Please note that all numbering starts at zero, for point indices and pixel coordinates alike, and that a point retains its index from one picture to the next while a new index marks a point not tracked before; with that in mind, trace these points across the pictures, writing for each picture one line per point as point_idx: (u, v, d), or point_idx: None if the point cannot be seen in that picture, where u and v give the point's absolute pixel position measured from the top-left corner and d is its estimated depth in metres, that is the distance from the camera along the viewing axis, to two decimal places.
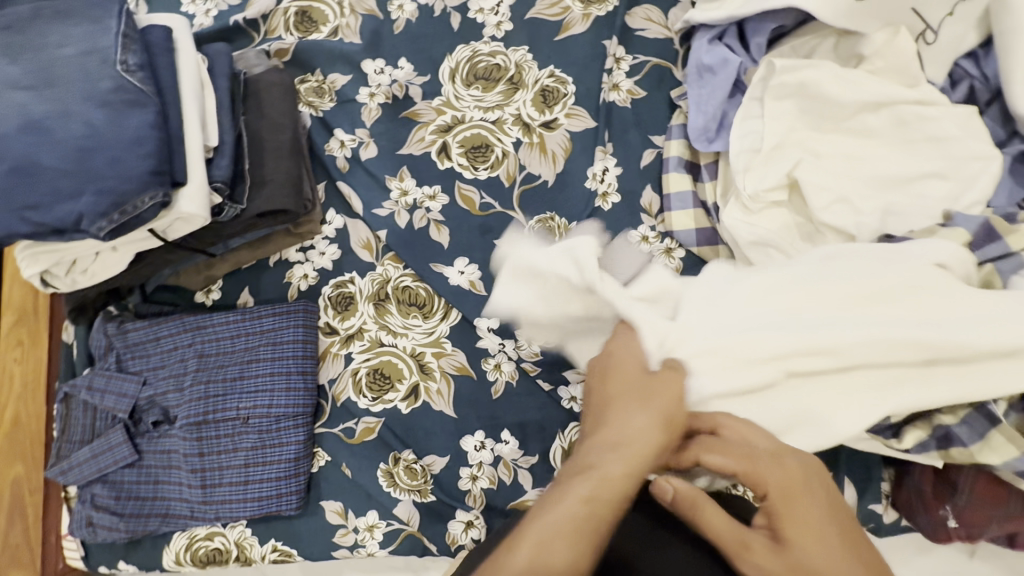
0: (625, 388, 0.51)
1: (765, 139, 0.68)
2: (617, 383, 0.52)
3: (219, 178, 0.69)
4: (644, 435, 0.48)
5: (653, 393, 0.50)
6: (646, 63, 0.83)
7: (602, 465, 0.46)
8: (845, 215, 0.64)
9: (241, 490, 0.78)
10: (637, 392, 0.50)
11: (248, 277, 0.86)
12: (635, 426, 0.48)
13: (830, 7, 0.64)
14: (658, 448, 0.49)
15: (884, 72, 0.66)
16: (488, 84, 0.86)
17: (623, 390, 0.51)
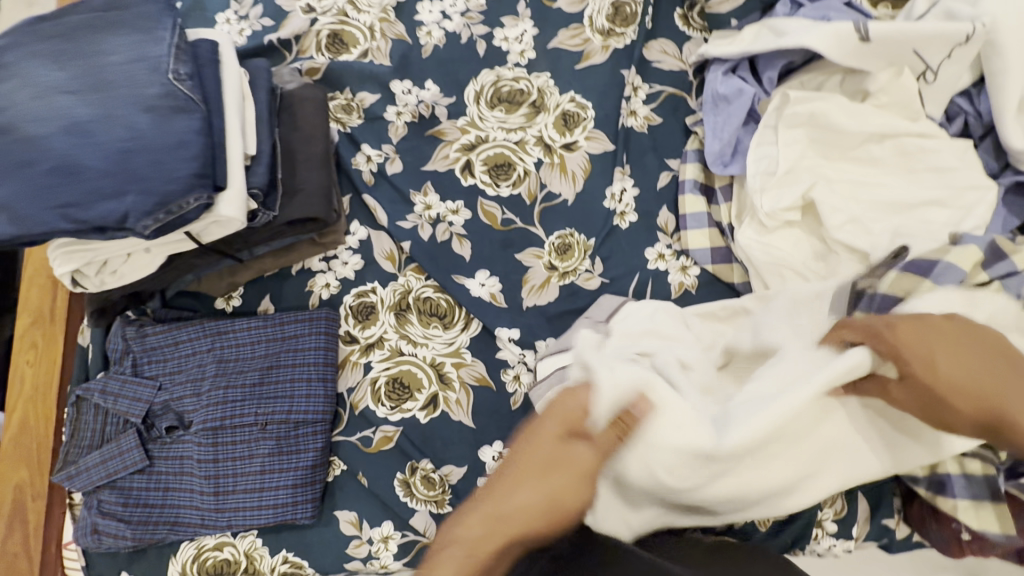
0: (538, 459, 0.48)
1: (778, 164, 0.72)
2: (534, 445, 0.49)
3: (256, 185, 0.72)
4: (530, 508, 0.45)
5: (557, 466, 0.48)
6: (662, 92, 0.88)
7: (479, 538, 0.45)
8: (855, 235, 0.68)
9: (257, 497, 0.77)
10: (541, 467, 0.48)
11: (271, 284, 0.87)
12: (523, 498, 0.46)
13: (840, 45, 0.69)
14: (540, 522, 0.46)
15: (890, 104, 0.71)
16: (511, 107, 0.90)
17: (525, 460, 0.48)
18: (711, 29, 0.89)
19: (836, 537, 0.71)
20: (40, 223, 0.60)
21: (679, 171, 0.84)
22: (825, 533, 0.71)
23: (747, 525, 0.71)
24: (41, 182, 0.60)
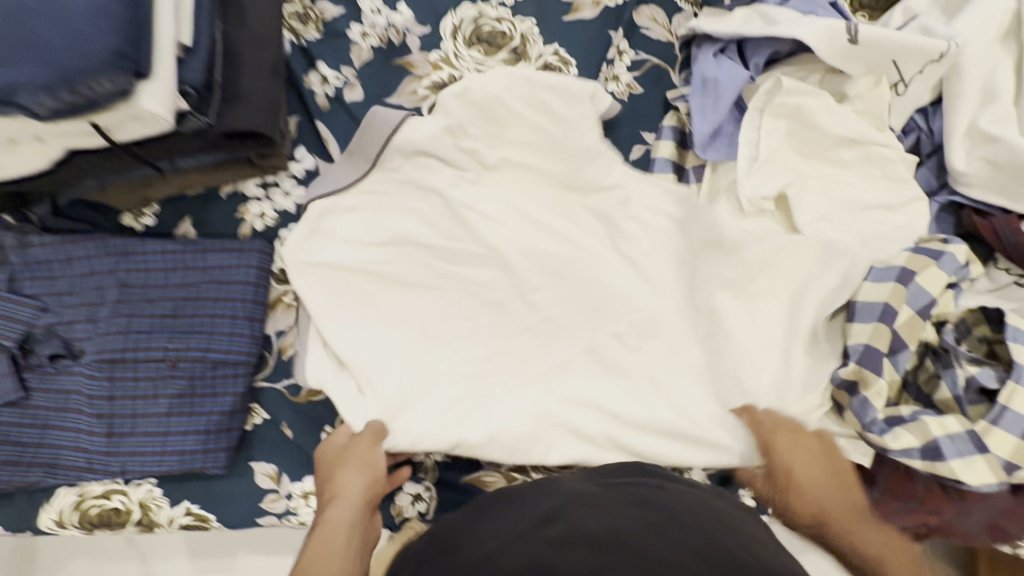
0: (354, 481, 0.65)
1: (759, 149, 0.74)
2: (337, 524, 0.62)
3: (190, 83, 0.62)
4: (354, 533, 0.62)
5: (368, 471, 0.65)
6: (647, 61, 0.84)
7: (343, 535, 0.61)
8: (825, 229, 0.71)
9: (158, 443, 0.68)
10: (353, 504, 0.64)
11: (193, 207, 0.77)
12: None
13: (829, 42, 0.69)
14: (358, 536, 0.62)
15: (864, 112, 0.73)
16: (489, 49, 0.83)
17: (332, 485, 0.65)
18: (704, 4, 0.85)
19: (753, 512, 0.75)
20: None
21: (653, 146, 0.82)
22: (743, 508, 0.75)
23: None
24: None
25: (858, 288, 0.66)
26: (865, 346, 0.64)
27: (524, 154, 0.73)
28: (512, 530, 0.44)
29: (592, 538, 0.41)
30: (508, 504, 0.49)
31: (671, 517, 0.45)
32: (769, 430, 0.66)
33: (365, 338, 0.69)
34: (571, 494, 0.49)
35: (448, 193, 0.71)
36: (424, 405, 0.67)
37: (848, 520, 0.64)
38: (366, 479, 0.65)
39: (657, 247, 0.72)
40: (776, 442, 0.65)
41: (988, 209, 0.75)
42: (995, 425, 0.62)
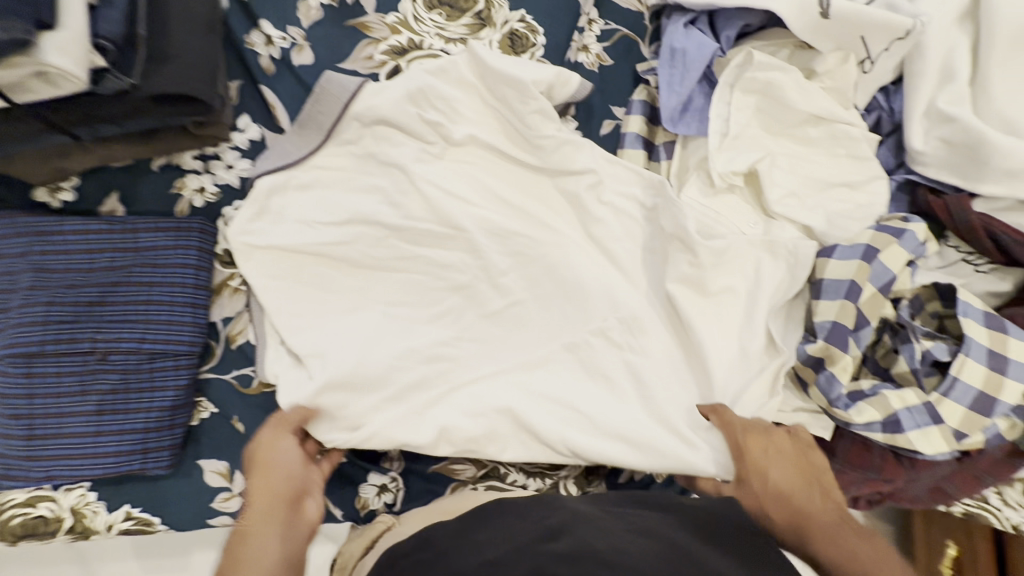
0: (259, 483, 0.57)
1: (729, 125, 0.73)
2: (259, 530, 0.54)
3: (104, 35, 0.53)
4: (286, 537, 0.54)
5: (274, 470, 0.58)
6: (617, 31, 0.81)
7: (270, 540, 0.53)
8: (793, 207, 0.72)
9: (88, 445, 0.61)
10: (269, 503, 0.56)
11: (120, 181, 0.69)
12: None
13: (800, 16, 0.68)
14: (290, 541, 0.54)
15: (831, 89, 0.73)
16: (451, 13, 0.77)
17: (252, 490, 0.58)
18: None
19: None
20: None
21: (623, 122, 0.79)
22: None
23: (645, 477, 0.75)
24: None
25: (825, 266, 0.67)
26: (832, 324, 0.66)
27: (491, 127, 0.69)
28: (511, 546, 0.42)
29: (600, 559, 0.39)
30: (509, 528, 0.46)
31: (676, 544, 0.43)
32: (738, 432, 0.61)
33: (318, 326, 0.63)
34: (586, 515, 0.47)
35: (409, 168, 0.66)
36: (383, 398, 0.63)
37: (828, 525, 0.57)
38: (276, 474, 0.58)
39: (629, 233, 0.69)
40: (744, 448, 0.61)
41: (943, 187, 0.77)
42: (946, 397, 0.65)
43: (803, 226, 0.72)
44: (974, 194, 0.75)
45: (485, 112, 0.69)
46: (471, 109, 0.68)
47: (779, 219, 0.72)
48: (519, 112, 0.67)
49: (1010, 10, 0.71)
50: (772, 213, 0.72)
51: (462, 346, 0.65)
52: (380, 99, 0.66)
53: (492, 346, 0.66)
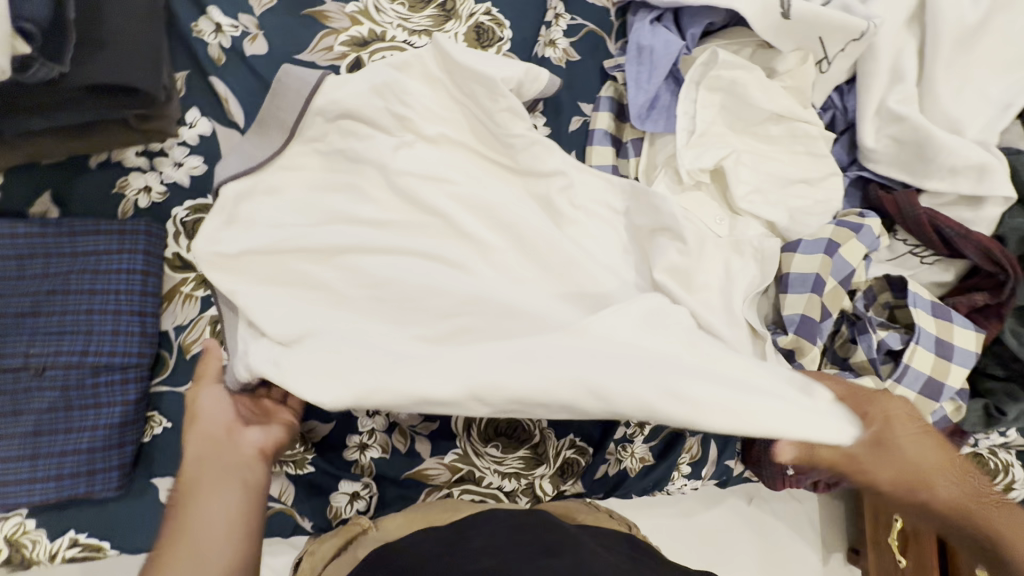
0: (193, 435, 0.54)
1: (695, 122, 0.74)
2: (201, 458, 0.52)
3: (30, 19, 0.48)
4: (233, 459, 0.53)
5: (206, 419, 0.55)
6: (583, 27, 0.80)
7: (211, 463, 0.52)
8: (758, 203, 0.73)
9: (26, 468, 0.56)
10: (209, 448, 0.53)
11: (55, 179, 0.63)
12: (236, 505, 0.49)
13: (762, 16, 0.70)
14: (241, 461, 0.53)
15: (790, 88, 0.75)
16: (415, 4, 0.75)
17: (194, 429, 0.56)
18: None
19: (688, 477, 0.78)
20: None
21: (591, 118, 0.79)
22: (681, 475, 0.78)
23: (619, 473, 0.75)
24: None
25: (791, 259, 0.69)
26: (801, 317, 0.68)
27: (461, 123, 0.67)
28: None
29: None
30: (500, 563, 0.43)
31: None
32: (862, 401, 0.53)
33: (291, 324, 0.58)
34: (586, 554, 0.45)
35: (376, 165, 0.64)
36: (384, 362, 0.54)
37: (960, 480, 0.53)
38: (211, 422, 0.55)
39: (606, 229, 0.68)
40: (886, 419, 0.53)
41: (892, 183, 0.81)
42: (899, 383, 0.68)
43: (766, 222, 0.74)
44: (920, 190, 0.78)
45: (454, 108, 0.67)
46: (439, 104, 0.66)
47: (745, 216, 0.74)
48: (491, 110, 0.65)
49: (951, 15, 0.75)
50: (737, 209, 0.74)
51: (447, 334, 0.59)
52: (342, 92, 0.63)
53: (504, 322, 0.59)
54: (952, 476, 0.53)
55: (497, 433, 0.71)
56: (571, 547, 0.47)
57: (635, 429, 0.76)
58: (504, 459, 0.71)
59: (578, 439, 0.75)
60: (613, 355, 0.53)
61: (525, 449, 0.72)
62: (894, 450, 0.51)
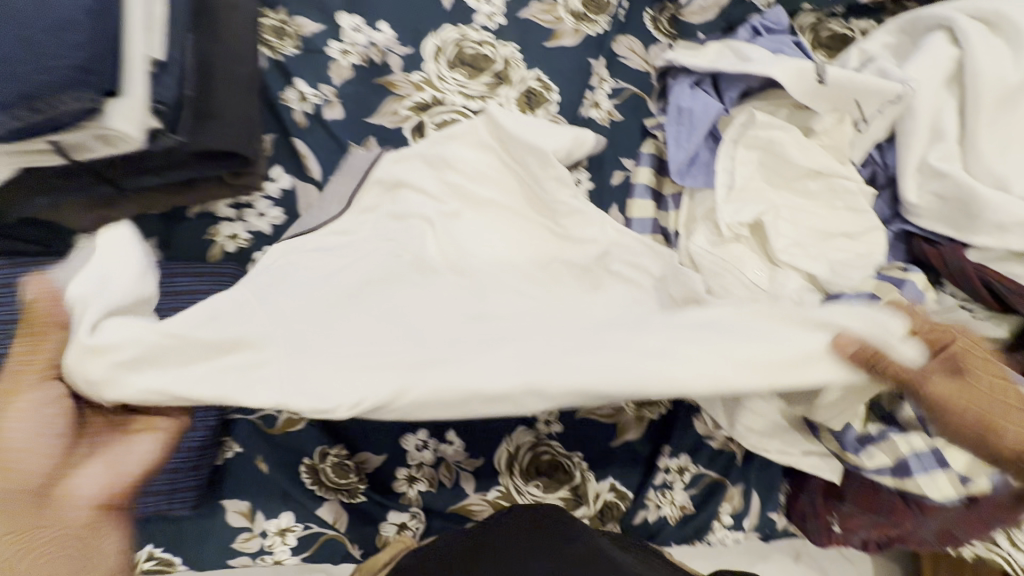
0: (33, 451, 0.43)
1: (734, 179, 0.77)
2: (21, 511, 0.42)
3: (163, 100, 0.57)
4: (64, 511, 0.43)
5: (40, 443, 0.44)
6: (626, 89, 0.87)
7: (36, 523, 0.42)
8: (797, 255, 0.75)
9: None
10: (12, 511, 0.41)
11: (158, 227, 0.72)
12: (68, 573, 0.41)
13: (797, 82, 0.74)
14: (73, 520, 0.43)
15: (828, 146, 0.78)
16: (473, 72, 0.83)
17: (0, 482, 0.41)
18: (677, 37, 0.89)
19: (730, 528, 0.78)
20: None
21: (633, 173, 0.84)
22: (721, 525, 0.77)
23: (658, 519, 0.76)
24: None
25: None
26: None
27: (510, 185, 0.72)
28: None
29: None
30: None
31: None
32: (940, 338, 0.47)
33: (310, 328, 0.54)
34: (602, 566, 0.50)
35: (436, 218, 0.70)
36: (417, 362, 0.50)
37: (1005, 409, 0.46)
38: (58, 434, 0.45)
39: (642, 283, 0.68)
40: (984, 361, 0.47)
41: (937, 238, 0.81)
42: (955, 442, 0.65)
43: (806, 274, 0.76)
44: (967, 244, 0.78)
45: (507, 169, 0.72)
46: (494, 166, 0.73)
47: (784, 267, 0.76)
48: (537, 173, 0.70)
49: (994, 75, 0.76)
50: (777, 261, 0.76)
51: (486, 335, 0.55)
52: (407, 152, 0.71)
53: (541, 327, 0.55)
54: (993, 410, 0.46)
55: (539, 472, 0.74)
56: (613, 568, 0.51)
57: (674, 475, 0.77)
58: (544, 498, 0.74)
59: (618, 483, 0.76)
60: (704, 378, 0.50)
61: (566, 489, 0.74)
62: (961, 372, 0.46)
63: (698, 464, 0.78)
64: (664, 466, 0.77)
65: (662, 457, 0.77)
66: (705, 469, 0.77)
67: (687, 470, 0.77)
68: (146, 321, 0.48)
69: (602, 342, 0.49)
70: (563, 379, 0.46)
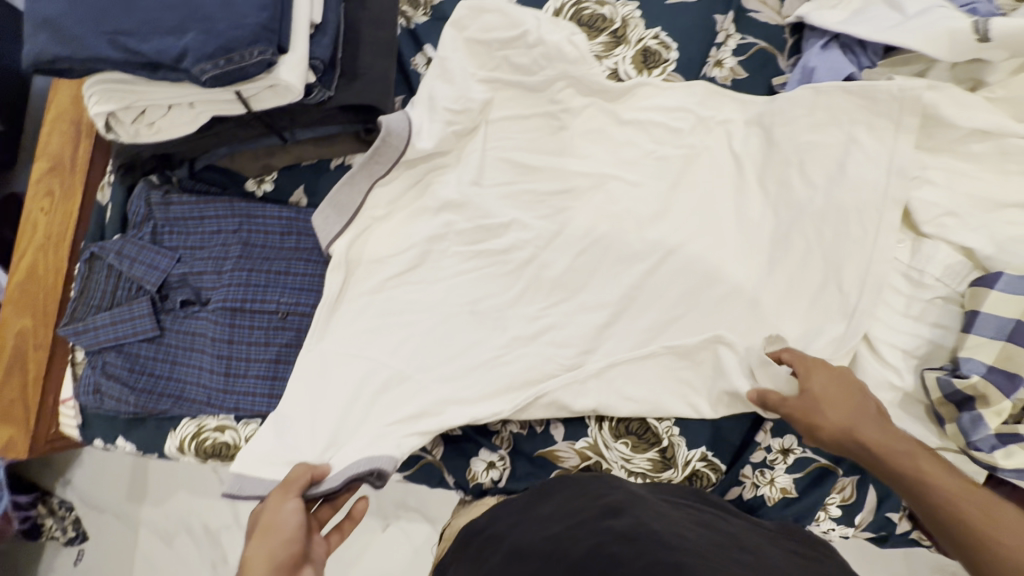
0: (264, 548, 0.55)
1: (860, 144, 0.69)
2: None
3: (319, 57, 0.66)
4: None
5: (275, 534, 0.56)
6: (753, 45, 0.81)
7: None
8: (948, 229, 0.66)
9: (267, 385, 0.76)
10: None
11: (307, 174, 0.82)
12: None
13: (952, 31, 0.65)
14: None
15: (1001, 100, 0.67)
16: (589, 33, 0.83)
17: None
18: None
19: (837, 521, 0.72)
20: (87, 47, 0.56)
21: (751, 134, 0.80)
22: (827, 516, 0.72)
23: (755, 498, 0.72)
24: (94, 3, 0.56)
25: (984, 296, 0.61)
26: (988, 367, 0.60)
27: (595, 310, 0.73)
28: (589, 531, 0.50)
29: (658, 538, 0.48)
30: (573, 519, 0.54)
31: (733, 541, 0.50)
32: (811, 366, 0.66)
33: (421, 317, 0.74)
34: (651, 512, 0.54)
35: (532, 273, 0.75)
36: (478, 315, 0.74)
37: (863, 419, 0.62)
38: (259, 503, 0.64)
39: (818, 332, 0.69)
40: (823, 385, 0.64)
41: None
42: None
43: (960, 247, 0.67)
44: None
45: (605, 260, 0.74)
46: (601, 151, 0.77)
47: (932, 239, 0.67)
48: (671, 358, 0.72)
49: None
50: (921, 232, 0.68)
51: (536, 331, 0.73)
52: (515, 125, 0.78)
53: (566, 329, 0.73)
54: (831, 413, 0.63)
55: (627, 430, 0.74)
56: (647, 519, 0.52)
57: (775, 454, 0.72)
58: (632, 457, 0.73)
59: (712, 455, 0.73)
60: (694, 312, 0.72)
61: (654, 452, 0.73)
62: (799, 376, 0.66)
63: (805, 448, 0.72)
64: (765, 444, 0.72)
65: (762, 433, 0.73)
66: (813, 454, 0.72)
67: (792, 452, 0.72)
68: (392, 259, 0.76)
69: (576, 314, 0.74)
70: (571, 356, 0.73)
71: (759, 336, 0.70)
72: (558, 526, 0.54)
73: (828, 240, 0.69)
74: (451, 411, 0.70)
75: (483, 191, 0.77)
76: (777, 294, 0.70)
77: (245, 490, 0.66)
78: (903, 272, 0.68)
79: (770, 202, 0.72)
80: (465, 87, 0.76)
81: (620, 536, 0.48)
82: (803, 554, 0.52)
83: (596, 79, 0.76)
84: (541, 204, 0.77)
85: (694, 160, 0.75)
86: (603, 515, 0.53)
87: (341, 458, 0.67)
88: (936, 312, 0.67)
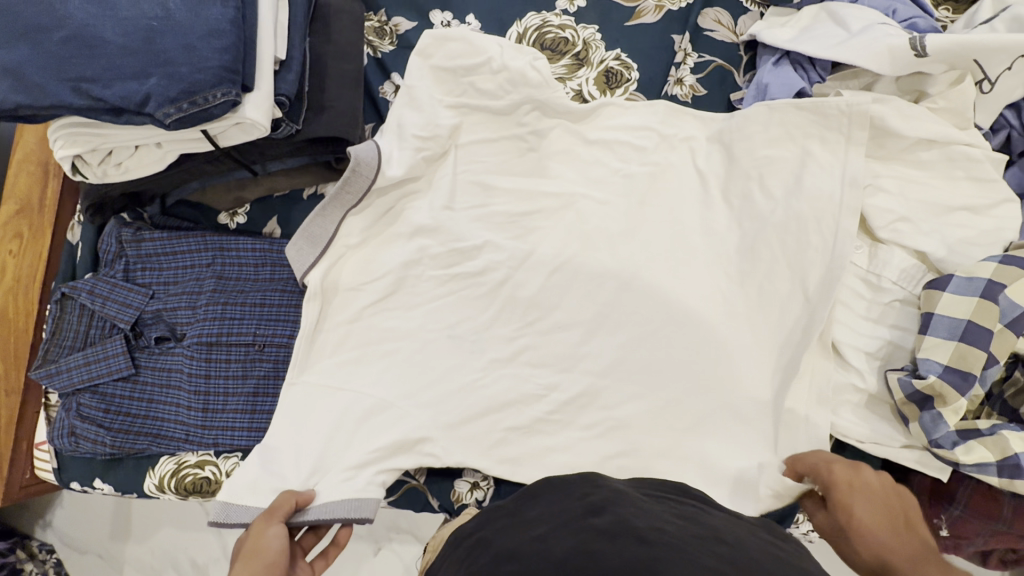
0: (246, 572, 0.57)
1: (814, 156, 0.71)
2: None
3: (284, 93, 0.67)
4: None
5: (258, 558, 0.58)
6: (710, 63, 0.84)
7: None
8: (902, 234, 0.69)
9: (246, 418, 0.76)
10: None
11: (279, 207, 0.82)
12: None
13: (893, 46, 0.68)
14: None
15: (943, 109, 0.70)
16: (553, 56, 0.85)
17: None
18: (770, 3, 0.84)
19: None
20: (48, 95, 0.56)
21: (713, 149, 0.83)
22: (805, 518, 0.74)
23: None
24: (54, 52, 0.56)
25: (937, 298, 0.64)
26: (943, 366, 0.62)
27: (568, 328, 0.75)
28: (566, 527, 0.51)
29: (638, 535, 0.48)
30: (558, 519, 0.54)
31: (712, 531, 0.51)
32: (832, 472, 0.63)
33: (399, 343, 0.74)
34: (634, 505, 0.55)
35: (507, 292, 0.76)
36: (455, 338, 0.75)
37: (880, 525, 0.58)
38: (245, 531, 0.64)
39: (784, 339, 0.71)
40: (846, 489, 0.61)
41: None
42: None
43: (914, 251, 0.70)
44: None
45: (577, 278, 0.76)
46: (568, 170, 0.79)
47: (887, 244, 0.70)
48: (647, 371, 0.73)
49: None
50: (878, 238, 0.71)
51: (511, 352, 0.74)
52: (484, 149, 0.80)
53: (542, 348, 0.74)
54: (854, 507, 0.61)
55: None
56: (628, 513, 0.52)
57: None
58: None
59: None
60: (665, 326, 0.73)
61: None
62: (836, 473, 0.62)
63: None
64: None
65: None
66: None
67: None
68: (369, 286, 0.76)
69: (551, 332, 0.75)
70: (547, 374, 0.74)
71: (729, 346, 0.72)
72: (542, 522, 0.54)
73: (791, 250, 0.71)
74: (432, 434, 0.71)
75: (456, 215, 0.78)
76: (744, 304, 0.73)
77: (233, 518, 0.66)
78: (863, 277, 0.71)
79: (734, 214, 0.75)
80: (432, 114, 0.77)
81: (599, 531, 0.49)
82: (777, 543, 0.53)
83: (560, 102, 0.78)
84: (512, 225, 0.78)
85: (659, 176, 0.77)
86: (586, 514, 0.53)
87: (327, 485, 0.67)
88: (895, 315, 0.70)
